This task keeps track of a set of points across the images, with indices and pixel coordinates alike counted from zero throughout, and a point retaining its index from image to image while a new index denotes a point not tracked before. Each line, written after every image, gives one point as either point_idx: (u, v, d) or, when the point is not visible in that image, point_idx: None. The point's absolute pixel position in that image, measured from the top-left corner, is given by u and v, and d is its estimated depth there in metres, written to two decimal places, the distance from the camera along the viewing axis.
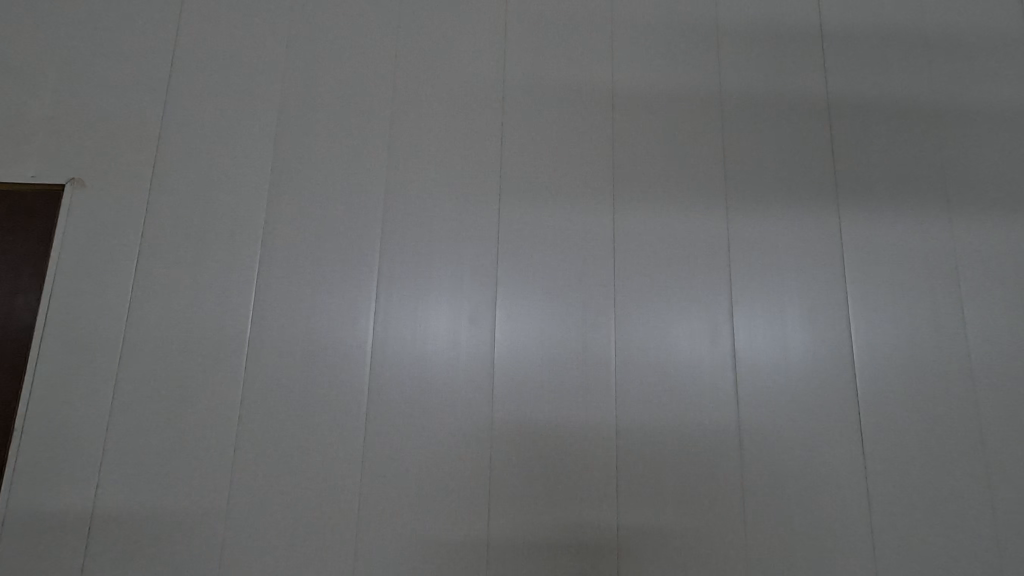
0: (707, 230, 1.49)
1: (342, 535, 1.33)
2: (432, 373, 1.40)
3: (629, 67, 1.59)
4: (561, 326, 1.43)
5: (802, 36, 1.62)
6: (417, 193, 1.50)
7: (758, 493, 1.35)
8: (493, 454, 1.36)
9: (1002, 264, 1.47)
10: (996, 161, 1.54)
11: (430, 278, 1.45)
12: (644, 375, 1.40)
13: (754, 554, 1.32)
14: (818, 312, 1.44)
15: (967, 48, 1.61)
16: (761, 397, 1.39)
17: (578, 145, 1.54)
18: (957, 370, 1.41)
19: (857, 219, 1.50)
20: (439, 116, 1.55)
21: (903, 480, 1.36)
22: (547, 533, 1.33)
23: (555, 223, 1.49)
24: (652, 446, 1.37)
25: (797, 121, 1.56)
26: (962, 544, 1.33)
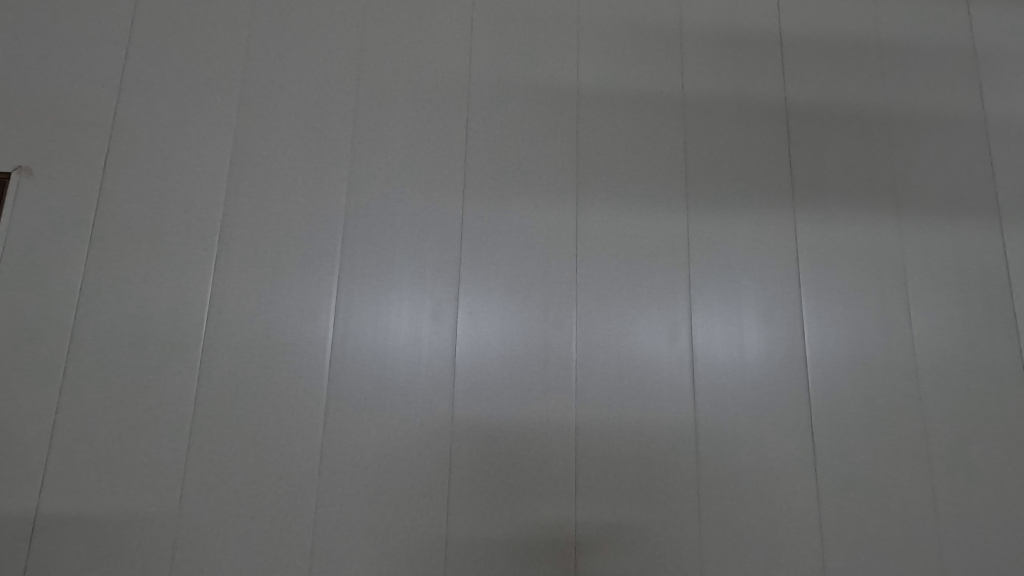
0: (669, 229, 1.52)
1: (301, 534, 1.30)
2: (394, 370, 1.39)
3: (595, 66, 1.61)
4: (524, 323, 1.43)
5: (763, 41, 1.66)
6: (382, 188, 1.49)
7: (715, 487, 1.38)
8: (455, 451, 1.36)
9: (946, 267, 1.54)
10: (943, 167, 1.61)
11: (393, 273, 1.44)
12: (605, 371, 1.42)
13: (710, 546, 1.35)
14: (774, 311, 1.48)
15: (918, 58, 1.68)
16: (718, 394, 1.43)
17: (544, 142, 1.55)
18: (904, 368, 1.47)
19: (812, 221, 1.55)
20: (404, 109, 1.54)
21: (852, 473, 1.41)
22: (508, 530, 1.33)
23: (520, 220, 1.49)
24: (613, 442, 1.39)
25: (757, 125, 1.60)
26: (906, 535, 1.39)
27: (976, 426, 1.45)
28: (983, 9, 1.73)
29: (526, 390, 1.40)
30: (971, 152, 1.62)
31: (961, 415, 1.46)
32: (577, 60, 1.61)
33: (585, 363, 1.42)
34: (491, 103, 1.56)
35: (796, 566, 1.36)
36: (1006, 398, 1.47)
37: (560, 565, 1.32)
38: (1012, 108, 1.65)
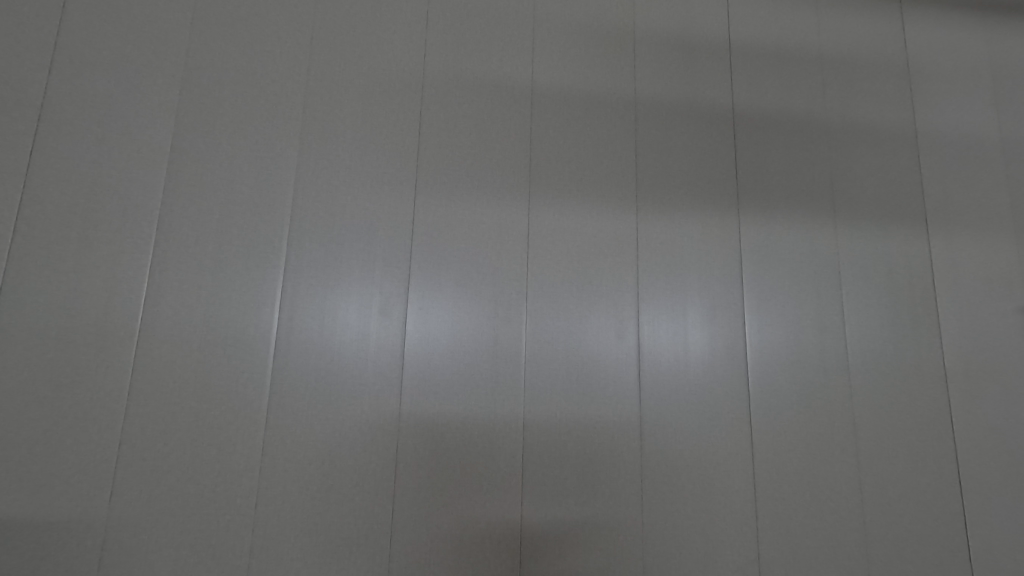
0: (619, 230, 1.54)
1: (240, 533, 1.26)
2: (341, 366, 1.36)
3: (549, 66, 1.61)
4: (473, 320, 1.43)
5: (712, 49, 1.71)
6: (330, 179, 1.45)
7: (657, 481, 1.42)
8: (402, 448, 1.35)
9: (874, 271, 1.63)
10: (875, 176, 1.69)
11: (341, 267, 1.41)
12: (554, 368, 1.44)
13: (651, 539, 1.39)
14: (716, 311, 1.53)
15: (854, 72, 1.76)
16: (662, 390, 1.47)
17: (497, 139, 1.55)
18: (835, 366, 1.55)
19: (755, 224, 1.61)
20: (356, 100, 1.51)
21: (786, 466, 1.48)
22: (453, 527, 1.33)
23: (472, 217, 1.49)
24: (559, 438, 1.41)
25: (705, 130, 1.65)
26: (833, 524, 1.47)
27: (899, 420, 1.55)
28: (915, 28, 1.83)
29: (475, 385, 1.40)
30: (900, 162, 1.72)
31: (885, 411, 1.55)
32: (532, 58, 1.61)
33: (535, 359, 1.44)
34: (445, 97, 1.55)
35: (732, 556, 1.41)
36: (925, 395, 1.57)
37: (503, 560, 1.33)
38: (938, 122, 1.76)
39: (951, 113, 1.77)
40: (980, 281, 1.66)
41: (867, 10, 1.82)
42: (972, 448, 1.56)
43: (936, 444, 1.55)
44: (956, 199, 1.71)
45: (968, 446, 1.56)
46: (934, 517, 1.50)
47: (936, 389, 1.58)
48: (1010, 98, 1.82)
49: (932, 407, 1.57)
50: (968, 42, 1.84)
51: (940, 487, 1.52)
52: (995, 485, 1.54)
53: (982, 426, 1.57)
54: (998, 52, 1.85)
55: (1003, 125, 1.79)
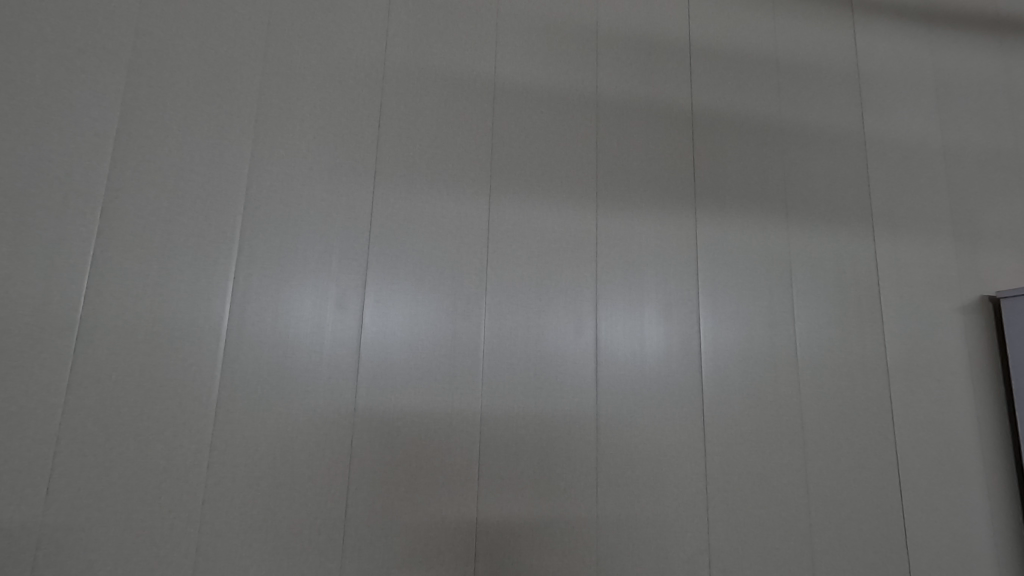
0: (579, 226, 1.56)
1: (187, 531, 1.22)
2: (295, 359, 1.33)
3: (513, 61, 1.61)
4: (432, 314, 1.42)
5: (673, 51, 1.74)
6: (287, 168, 1.40)
7: (613, 473, 1.45)
8: (358, 442, 1.33)
9: (820, 269, 1.70)
10: (822, 179, 1.77)
11: (296, 259, 1.37)
12: (512, 363, 1.44)
13: (606, 529, 1.42)
14: (672, 307, 1.57)
15: (806, 79, 1.83)
16: (618, 385, 1.49)
17: (459, 132, 1.53)
18: (782, 360, 1.62)
19: (710, 224, 1.65)
20: (315, 87, 1.46)
21: (735, 457, 1.53)
22: (410, 522, 1.32)
23: (433, 211, 1.47)
24: (517, 432, 1.41)
25: (665, 131, 1.68)
26: (778, 513, 1.53)
27: (841, 413, 1.62)
28: (862, 39, 1.91)
29: (434, 379, 1.39)
30: (846, 167, 1.79)
31: (828, 403, 1.62)
32: (496, 53, 1.60)
33: (494, 353, 1.44)
34: (407, 89, 1.52)
35: (682, 545, 1.46)
36: (865, 388, 1.66)
37: (458, 552, 1.33)
38: (881, 129, 1.85)
39: (893, 122, 1.87)
40: (915, 282, 1.76)
41: (819, 20, 1.89)
42: (906, 438, 1.65)
43: (873, 435, 1.63)
44: (897, 203, 1.80)
45: (902, 436, 1.65)
46: (869, 503, 1.59)
47: (874, 383, 1.67)
48: (947, 109, 1.93)
49: (870, 400, 1.65)
50: (910, 55, 1.94)
51: (876, 476, 1.61)
52: (925, 473, 1.64)
53: (915, 417, 1.67)
54: (937, 66, 1.96)
55: (940, 135, 1.90)
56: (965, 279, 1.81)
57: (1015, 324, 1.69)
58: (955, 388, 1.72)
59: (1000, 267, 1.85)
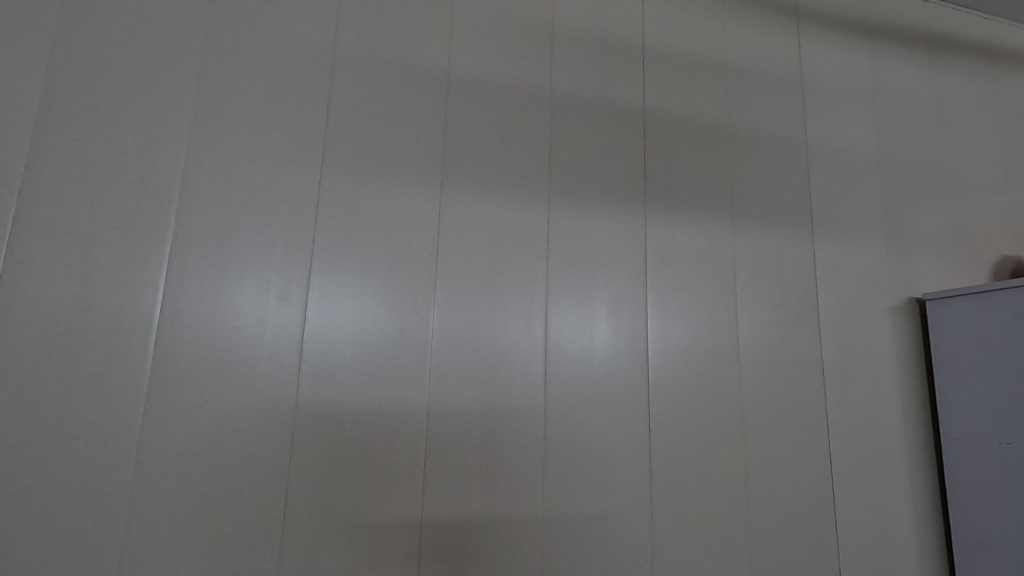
0: (531, 222, 1.55)
1: (110, 534, 1.14)
2: (233, 353, 1.26)
3: (467, 54, 1.58)
4: (379, 308, 1.38)
5: (627, 52, 1.75)
6: (226, 153, 1.33)
7: (560, 469, 1.45)
8: (299, 440, 1.27)
9: (763, 271, 1.75)
10: (768, 184, 1.82)
11: (235, 248, 1.30)
12: (461, 359, 1.42)
13: (552, 525, 1.42)
14: (621, 304, 1.59)
15: (754, 86, 1.88)
16: (567, 381, 1.49)
17: (411, 124, 1.49)
18: (726, 359, 1.66)
19: (660, 223, 1.67)
20: (259, 71, 1.39)
21: (679, 453, 1.56)
22: (352, 521, 1.28)
23: (382, 202, 1.43)
24: (465, 428, 1.39)
25: (618, 130, 1.69)
26: (719, 506, 1.57)
27: (780, 409, 1.68)
28: (807, 51, 1.98)
29: (380, 375, 1.35)
30: (789, 172, 1.85)
31: (768, 401, 1.67)
32: (450, 44, 1.57)
33: (444, 348, 1.41)
34: (358, 77, 1.47)
35: (627, 539, 1.47)
36: (803, 386, 1.72)
37: (402, 550, 1.30)
38: (822, 138, 1.92)
39: (833, 131, 1.94)
40: (851, 285, 1.84)
41: (769, 30, 1.94)
42: (839, 435, 1.73)
43: (809, 431, 1.70)
44: (835, 209, 1.88)
45: (836, 433, 1.72)
46: (803, 496, 1.65)
47: (811, 381, 1.73)
48: (882, 121, 2.02)
49: (807, 397, 1.72)
50: (850, 68, 2.02)
51: (811, 471, 1.67)
52: (855, 467, 1.72)
53: (847, 414, 1.75)
54: (875, 79, 2.05)
55: (876, 145, 1.99)
56: (895, 283, 1.90)
57: (939, 326, 1.79)
58: (884, 386, 1.81)
59: (928, 272, 1.96)
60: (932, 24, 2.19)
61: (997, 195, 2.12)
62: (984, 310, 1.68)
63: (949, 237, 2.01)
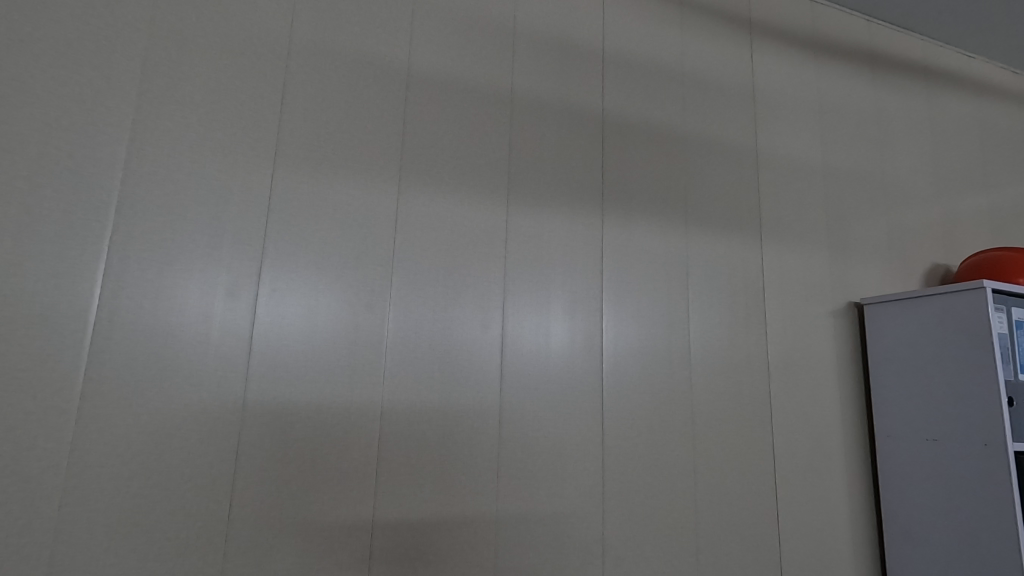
0: (490, 220, 1.54)
1: (39, 539, 1.07)
2: (177, 350, 1.21)
3: (428, 50, 1.56)
4: (333, 305, 1.35)
5: (587, 56, 1.77)
6: (173, 142, 1.28)
7: (514, 467, 1.45)
8: (246, 439, 1.23)
9: (714, 274, 1.80)
10: (720, 190, 1.87)
11: (181, 240, 1.25)
12: (417, 357, 1.40)
13: (505, 523, 1.42)
14: (578, 303, 1.60)
15: (708, 94, 1.93)
16: (523, 380, 1.50)
17: (370, 118, 1.47)
18: (678, 359, 1.70)
19: (616, 225, 1.70)
20: (211, 58, 1.34)
21: (631, 451, 1.59)
22: (302, 522, 1.25)
23: (338, 197, 1.40)
24: (420, 427, 1.38)
25: (577, 133, 1.71)
26: (668, 503, 1.61)
27: (728, 408, 1.73)
28: (759, 62, 2.05)
29: (333, 372, 1.32)
30: (741, 179, 1.91)
31: (717, 399, 1.72)
32: (411, 39, 1.55)
33: (399, 346, 1.39)
34: (315, 68, 1.43)
35: (579, 536, 1.49)
36: (750, 385, 1.78)
37: (352, 551, 1.28)
38: (771, 147, 1.99)
39: (782, 141, 2.02)
40: (796, 289, 1.92)
41: (724, 40, 2.00)
42: (783, 433, 1.79)
43: (755, 429, 1.76)
44: (782, 216, 1.95)
45: (780, 431, 1.79)
46: (748, 491, 1.71)
47: (758, 381, 1.79)
48: (827, 133, 2.11)
49: (754, 397, 1.78)
50: (799, 81, 2.10)
51: (756, 468, 1.73)
52: (796, 463, 1.79)
53: (791, 413, 1.82)
54: (821, 93, 2.14)
55: (821, 156, 2.08)
56: (837, 288, 1.99)
57: (876, 330, 1.88)
58: (826, 387, 1.89)
59: (866, 278, 2.06)
60: (874, 43, 2.30)
61: (929, 206, 2.25)
62: (916, 315, 1.78)
63: (886, 245, 2.12)
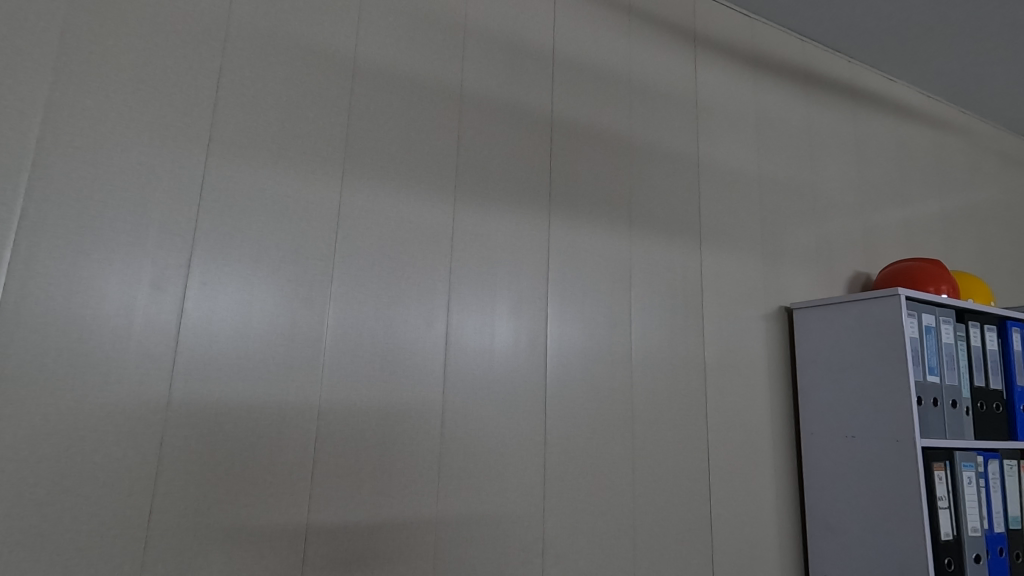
0: (435, 218, 1.52)
1: None
2: (93, 346, 1.13)
3: (375, 41, 1.52)
4: (268, 300, 1.29)
5: (537, 57, 1.77)
6: (94, 123, 1.19)
7: (455, 468, 1.43)
8: (170, 441, 1.16)
9: (656, 277, 1.84)
10: (664, 195, 1.92)
11: (101, 228, 1.16)
12: (358, 355, 1.36)
13: (445, 524, 1.40)
14: (523, 303, 1.60)
15: (654, 101, 1.97)
16: (466, 379, 1.48)
17: (312, 107, 1.41)
18: (620, 359, 1.72)
19: (562, 226, 1.71)
20: (139, 35, 1.26)
21: (573, 450, 1.60)
22: (230, 527, 1.19)
23: (276, 187, 1.33)
24: (359, 427, 1.33)
25: (526, 134, 1.70)
26: (608, 501, 1.63)
27: (666, 408, 1.77)
28: (702, 73, 2.11)
29: (267, 371, 1.26)
30: (683, 185, 1.96)
31: (656, 398, 1.76)
32: (357, 28, 1.50)
33: (339, 344, 1.34)
34: (254, 52, 1.36)
35: (519, 535, 1.49)
36: (687, 386, 1.83)
37: (284, 556, 1.23)
38: (712, 155, 2.05)
39: (722, 149, 2.08)
40: (732, 292, 1.99)
41: (669, 49, 2.05)
42: (717, 432, 1.85)
43: (691, 428, 1.81)
44: (720, 222, 2.02)
45: (715, 430, 1.85)
46: (684, 489, 1.75)
47: (695, 381, 1.84)
48: (763, 144, 2.20)
49: (691, 397, 1.82)
50: (739, 93, 2.18)
51: (692, 466, 1.78)
52: (729, 461, 1.85)
53: (724, 413, 1.88)
54: (759, 105, 2.23)
55: (757, 166, 2.16)
56: (770, 293, 2.07)
57: (803, 333, 1.97)
58: (757, 388, 1.97)
59: (796, 283, 2.15)
60: (808, 61, 2.42)
61: (854, 217, 2.38)
62: (840, 319, 1.88)
63: (814, 252, 2.23)
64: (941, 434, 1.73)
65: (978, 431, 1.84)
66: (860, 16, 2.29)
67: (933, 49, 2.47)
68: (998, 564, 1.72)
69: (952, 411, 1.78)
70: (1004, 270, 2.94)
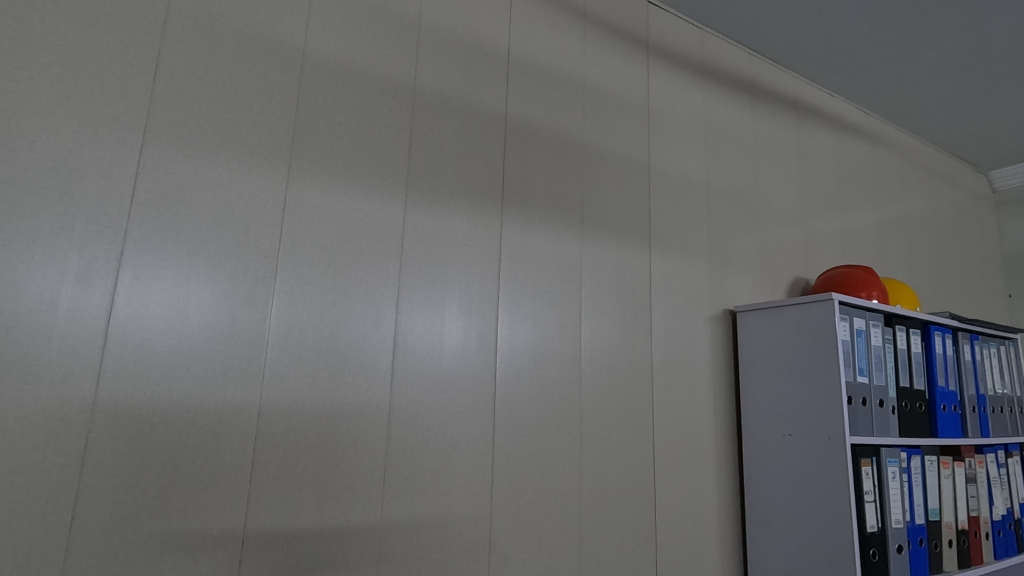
0: (386, 214, 1.49)
1: None
2: (10, 341, 1.05)
3: (326, 32, 1.47)
4: (207, 296, 1.23)
5: (492, 57, 1.76)
6: (16, 103, 1.11)
7: (401, 469, 1.40)
8: (96, 443, 1.09)
9: (606, 278, 1.87)
10: (615, 198, 1.94)
11: (22, 216, 1.08)
12: (301, 354, 1.31)
13: (390, 526, 1.37)
14: (474, 303, 1.59)
15: (607, 105, 1.99)
16: (414, 379, 1.46)
17: (257, 97, 1.35)
18: (570, 359, 1.73)
19: (515, 226, 1.70)
20: (68, 14, 1.18)
21: (521, 450, 1.60)
22: (162, 533, 1.13)
23: (217, 178, 1.28)
24: (301, 427, 1.29)
25: (480, 133, 1.69)
26: (555, 499, 1.63)
27: (614, 408, 1.80)
28: (654, 80, 2.15)
29: (204, 369, 1.20)
30: (634, 188, 2.00)
31: (604, 398, 1.78)
32: (308, 19, 1.45)
33: (282, 342, 1.30)
34: (196, 38, 1.30)
35: (465, 535, 1.47)
36: (635, 386, 1.86)
37: (219, 562, 1.17)
38: (661, 160, 2.10)
39: (671, 155, 2.13)
40: (679, 295, 2.03)
41: (623, 56, 2.08)
42: (663, 431, 1.89)
43: (637, 427, 1.83)
44: (669, 226, 2.06)
45: (661, 429, 1.89)
46: (630, 486, 1.78)
47: (642, 381, 1.88)
48: (711, 152, 2.26)
49: (638, 397, 1.86)
50: (688, 101, 2.24)
51: (638, 464, 1.81)
52: (673, 459, 1.90)
53: (670, 412, 1.92)
54: (707, 113, 2.29)
55: (704, 172, 2.22)
56: (715, 296, 2.13)
57: (745, 335, 2.04)
58: (702, 388, 2.02)
59: (740, 287, 2.22)
60: (753, 73, 2.50)
61: (794, 224, 2.48)
62: (779, 322, 1.95)
63: (757, 257, 2.31)
64: (869, 431, 1.82)
65: (903, 428, 1.94)
66: (802, 32, 2.38)
67: (868, 67, 2.60)
68: (919, 553, 1.82)
69: (879, 409, 1.87)
70: (928, 277, 3.13)
